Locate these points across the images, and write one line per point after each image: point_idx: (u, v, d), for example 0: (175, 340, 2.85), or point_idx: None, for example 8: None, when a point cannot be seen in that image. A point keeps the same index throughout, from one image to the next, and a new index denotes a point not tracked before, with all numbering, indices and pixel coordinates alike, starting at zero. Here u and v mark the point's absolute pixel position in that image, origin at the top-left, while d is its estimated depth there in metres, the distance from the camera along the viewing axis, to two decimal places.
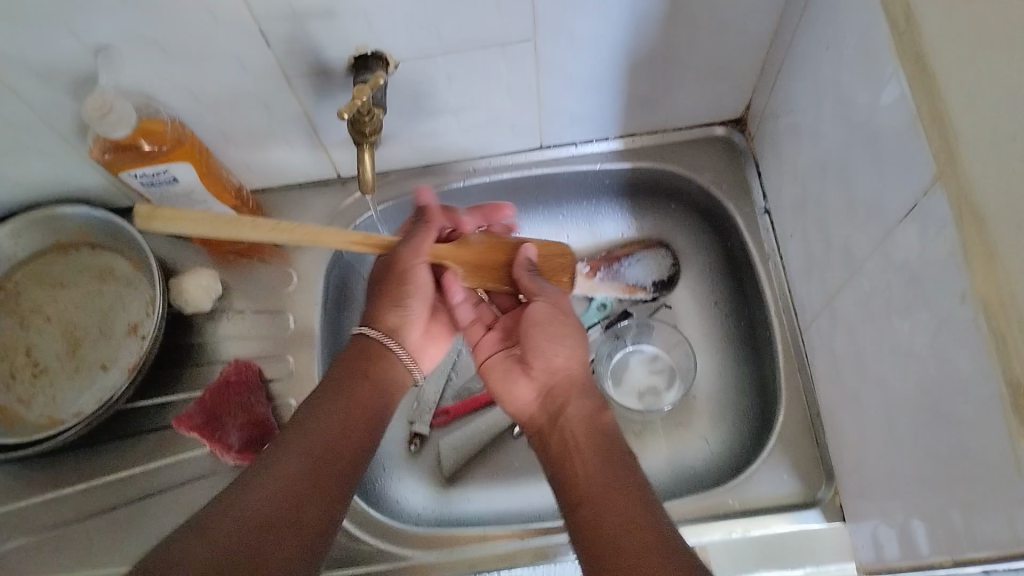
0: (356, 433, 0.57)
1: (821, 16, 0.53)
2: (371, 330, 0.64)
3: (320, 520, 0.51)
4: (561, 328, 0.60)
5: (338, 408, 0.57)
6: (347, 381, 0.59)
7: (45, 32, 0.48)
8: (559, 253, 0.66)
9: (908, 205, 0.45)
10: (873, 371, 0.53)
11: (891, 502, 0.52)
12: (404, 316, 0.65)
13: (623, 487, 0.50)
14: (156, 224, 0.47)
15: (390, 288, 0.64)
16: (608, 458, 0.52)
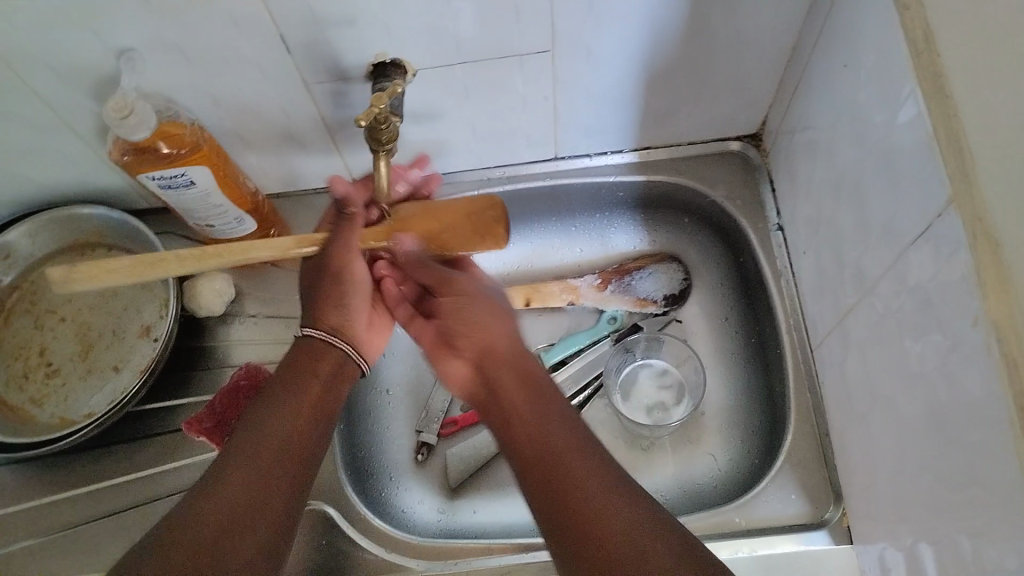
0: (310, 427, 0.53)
1: (840, 35, 0.53)
2: (316, 330, 0.58)
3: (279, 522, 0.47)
4: (477, 299, 0.60)
5: (289, 405, 0.53)
6: (295, 377, 0.55)
7: (68, 34, 0.49)
8: (487, 204, 0.63)
9: (923, 227, 0.45)
10: (883, 392, 0.52)
11: (899, 525, 0.52)
12: (348, 315, 0.59)
13: (575, 462, 0.48)
14: (79, 284, 0.44)
15: (325, 286, 0.58)
16: (553, 429, 0.50)
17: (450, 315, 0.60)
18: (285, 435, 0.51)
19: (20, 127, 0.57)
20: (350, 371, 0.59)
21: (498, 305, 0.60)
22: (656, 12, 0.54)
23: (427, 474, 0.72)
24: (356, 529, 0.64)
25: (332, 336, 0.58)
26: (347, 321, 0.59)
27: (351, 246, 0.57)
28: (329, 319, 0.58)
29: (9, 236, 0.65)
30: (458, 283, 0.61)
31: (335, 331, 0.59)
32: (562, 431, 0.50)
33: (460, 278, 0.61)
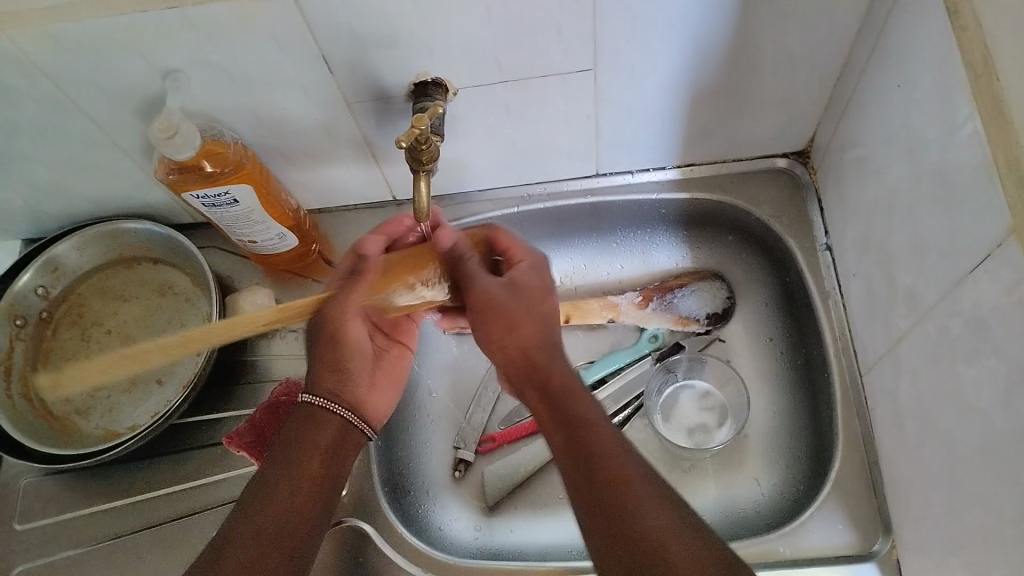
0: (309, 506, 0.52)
1: (893, 53, 0.51)
2: (313, 398, 0.57)
3: None
4: (505, 308, 0.54)
5: (284, 484, 0.51)
6: (291, 453, 0.53)
7: (117, 57, 0.50)
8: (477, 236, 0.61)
9: (981, 255, 0.43)
10: (937, 423, 0.51)
11: (952, 562, 0.50)
12: (344, 381, 0.59)
13: (603, 453, 0.47)
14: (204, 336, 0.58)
15: (327, 351, 0.58)
16: (581, 431, 0.49)
17: (480, 324, 0.57)
18: (281, 517, 0.50)
19: (70, 143, 0.59)
20: (353, 438, 0.58)
21: (533, 302, 0.55)
22: (700, 30, 0.53)
23: (464, 492, 0.72)
24: (392, 547, 0.64)
25: (330, 402, 0.57)
26: (343, 384, 0.59)
27: (347, 310, 0.57)
28: (327, 386, 0.58)
29: (57, 250, 0.67)
30: (482, 287, 0.56)
31: (333, 397, 0.58)
32: (588, 428, 0.49)
33: (479, 282, 0.56)
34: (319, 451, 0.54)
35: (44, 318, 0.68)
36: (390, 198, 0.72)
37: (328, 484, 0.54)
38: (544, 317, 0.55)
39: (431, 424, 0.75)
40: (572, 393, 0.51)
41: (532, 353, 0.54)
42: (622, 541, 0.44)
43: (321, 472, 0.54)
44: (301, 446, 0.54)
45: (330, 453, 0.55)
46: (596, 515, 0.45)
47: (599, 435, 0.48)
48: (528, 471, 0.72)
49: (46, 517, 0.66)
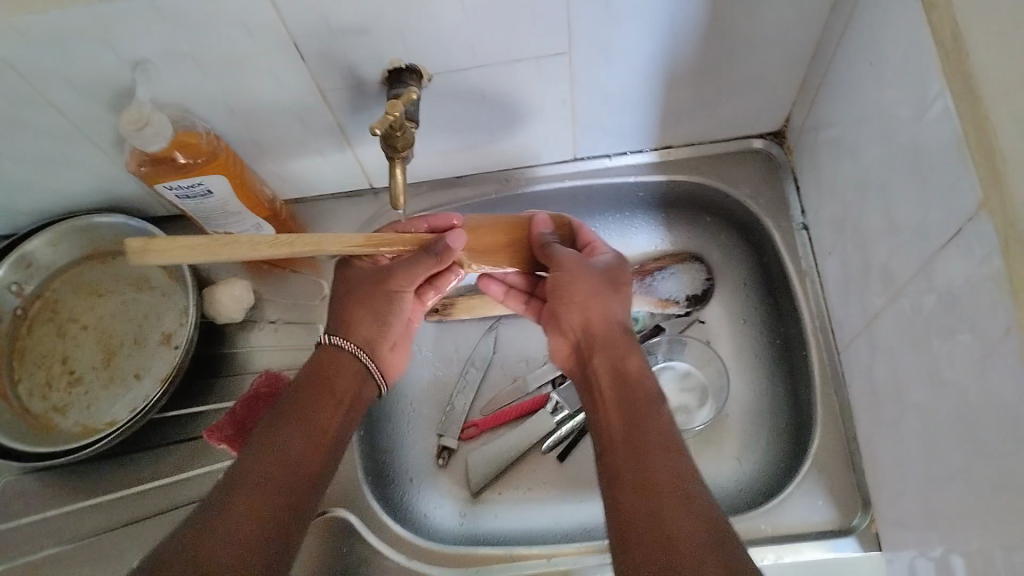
0: (323, 451, 0.54)
1: (864, 33, 0.52)
2: (345, 341, 0.60)
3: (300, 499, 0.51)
4: (588, 282, 0.58)
5: (302, 429, 0.54)
6: (310, 398, 0.56)
7: (84, 48, 0.49)
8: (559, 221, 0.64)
9: (952, 233, 0.44)
10: (912, 399, 0.51)
11: (929, 534, 0.51)
12: (377, 332, 0.62)
13: (654, 441, 0.49)
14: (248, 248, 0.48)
15: (373, 298, 0.61)
16: (640, 411, 0.51)
17: (557, 293, 0.59)
18: (296, 456, 0.52)
19: (39, 137, 0.58)
20: (367, 392, 0.61)
21: (607, 282, 0.58)
22: (674, 12, 0.53)
23: (448, 478, 0.72)
24: (376, 535, 0.64)
25: (359, 349, 0.61)
26: (376, 335, 0.62)
27: (412, 279, 0.59)
28: (361, 334, 0.61)
29: (29, 247, 0.66)
30: (566, 259, 0.59)
31: (364, 345, 0.61)
32: (648, 413, 0.51)
33: (569, 254, 0.60)
34: (337, 398, 0.57)
35: (19, 315, 0.67)
36: (368, 186, 0.72)
37: (344, 432, 0.57)
38: (624, 304, 0.58)
39: (416, 411, 0.75)
40: (637, 375, 0.54)
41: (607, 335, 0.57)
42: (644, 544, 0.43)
43: (338, 424, 0.56)
44: (320, 393, 0.57)
45: (348, 406, 0.58)
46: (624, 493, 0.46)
47: (656, 419, 0.50)
48: (511, 457, 0.71)
49: (24, 517, 0.65)
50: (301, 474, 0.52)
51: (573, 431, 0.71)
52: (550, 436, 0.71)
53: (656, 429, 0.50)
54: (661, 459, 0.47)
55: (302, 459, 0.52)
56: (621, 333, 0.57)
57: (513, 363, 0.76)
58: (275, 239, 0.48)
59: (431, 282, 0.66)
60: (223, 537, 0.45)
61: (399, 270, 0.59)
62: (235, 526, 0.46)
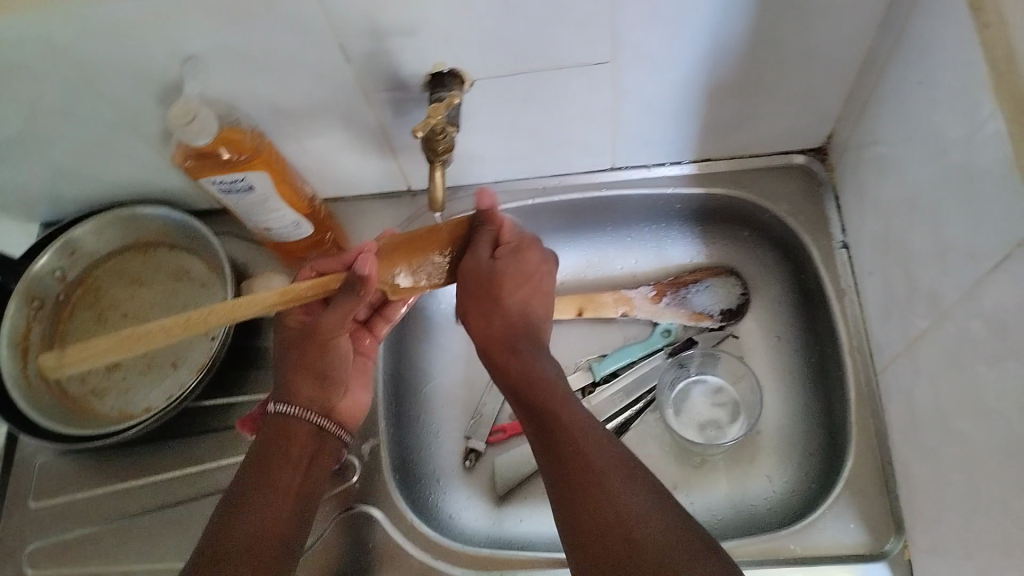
0: (288, 518, 0.54)
1: (915, 50, 0.51)
2: (287, 407, 0.58)
3: (284, 541, 0.52)
4: (489, 291, 0.58)
5: (263, 495, 0.53)
6: (274, 457, 0.56)
7: (138, 42, 0.50)
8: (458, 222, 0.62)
9: (1002, 256, 0.43)
10: (953, 425, 0.50)
11: (965, 564, 0.50)
12: (319, 391, 0.60)
13: (582, 446, 0.47)
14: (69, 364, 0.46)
15: (309, 358, 0.59)
16: (553, 414, 0.50)
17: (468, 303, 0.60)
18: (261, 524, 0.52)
19: (89, 126, 0.59)
20: (329, 446, 0.60)
21: (506, 279, 0.58)
22: (720, 22, 0.52)
23: (476, 481, 0.72)
24: (403, 532, 0.65)
25: (305, 411, 0.59)
26: (318, 392, 0.60)
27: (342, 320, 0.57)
28: (302, 396, 0.59)
29: (75, 234, 0.67)
30: (467, 268, 0.60)
31: (310, 406, 0.59)
32: (559, 419, 0.49)
33: (472, 258, 0.59)
34: (293, 461, 0.57)
35: (61, 301, 0.68)
36: (405, 187, 0.73)
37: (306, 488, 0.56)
38: (523, 300, 0.58)
39: (444, 413, 0.76)
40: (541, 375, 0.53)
41: (512, 336, 0.57)
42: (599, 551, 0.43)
43: (297, 486, 0.56)
44: (278, 455, 0.56)
45: (307, 463, 0.58)
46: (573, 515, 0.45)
47: (572, 423, 0.49)
48: (537, 463, 0.72)
49: (63, 497, 0.67)
50: (276, 532, 0.52)
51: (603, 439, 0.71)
52: None
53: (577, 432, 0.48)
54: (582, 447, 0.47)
55: (270, 530, 0.52)
56: (523, 326, 0.57)
57: None
58: (180, 320, 0.48)
59: (380, 313, 0.69)
60: None
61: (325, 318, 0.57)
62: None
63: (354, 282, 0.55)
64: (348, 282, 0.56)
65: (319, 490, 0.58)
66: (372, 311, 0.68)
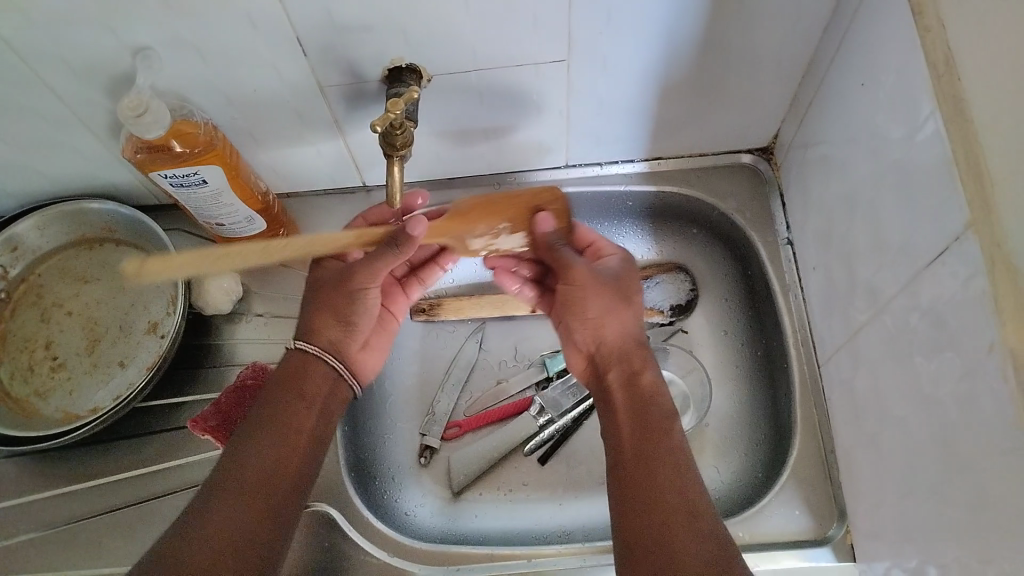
0: (296, 458, 0.53)
1: (857, 54, 0.53)
2: (308, 346, 0.58)
3: (292, 476, 0.53)
4: (602, 295, 0.58)
5: (272, 436, 0.53)
6: (283, 400, 0.55)
7: (87, 32, 0.49)
8: (548, 194, 0.63)
9: (939, 251, 0.45)
10: (892, 413, 0.52)
11: (905, 546, 0.52)
12: (345, 334, 0.60)
13: (670, 464, 0.50)
14: (150, 273, 0.44)
15: (337, 301, 0.59)
16: (653, 424, 0.53)
17: (573, 306, 0.60)
18: (269, 461, 0.52)
19: (34, 118, 0.57)
20: (341, 392, 0.60)
21: (617, 292, 0.59)
22: (675, 24, 0.54)
23: (430, 477, 0.72)
24: (357, 530, 0.65)
25: (325, 353, 0.59)
26: (342, 337, 0.60)
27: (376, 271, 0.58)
28: (325, 336, 0.59)
29: (18, 229, 0.66)
30: (578, 274, 0.59)
31: (331, 347, 0.60)
32: (660, 432, 0.52)
33: (579, 265, 0.59)
34: (306, 403, 0.56)
35: (2, 299, 0.67)
36: (360, 183, 0.72)
37: (309, 463, 0.54)
38: (635, 313, 0.59)
39: (400, 409, 0.75)
40: (650, 387, 0.55)
41: (624, 352, 0.58)
42: (647, 546, 0.46)
43: (310, 426, 0.55)
44: (292, 398, 0.56)
45: (319, 409, 0.57)
46: (636, 520, 0.48)
47: (668, 436, 0.52)
48: (489, 459, 0.71)
49: (4, 501, 0.65)
50: (285, 472, 0.52)
51: (555, 435, 0.71)
52: (531, 440, 0.71)
53: (668, 447, 0.51)
54: (669, 469, 0.50)
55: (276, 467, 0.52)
56: (635, 343, 0.58)
57: (498, 365, 0.76)
58: (273, 245, 0.48)
59: (416, 274, 0.70)
60: (220, 524, 0.48)
61: (359, 266, 0.58)
62: (227, 519, 0.48)
63: (399, 238, 0.55)
64: (392, 237, 0.55)
65: (331, 435, 0.58)
66: (410, 270, 0.70)
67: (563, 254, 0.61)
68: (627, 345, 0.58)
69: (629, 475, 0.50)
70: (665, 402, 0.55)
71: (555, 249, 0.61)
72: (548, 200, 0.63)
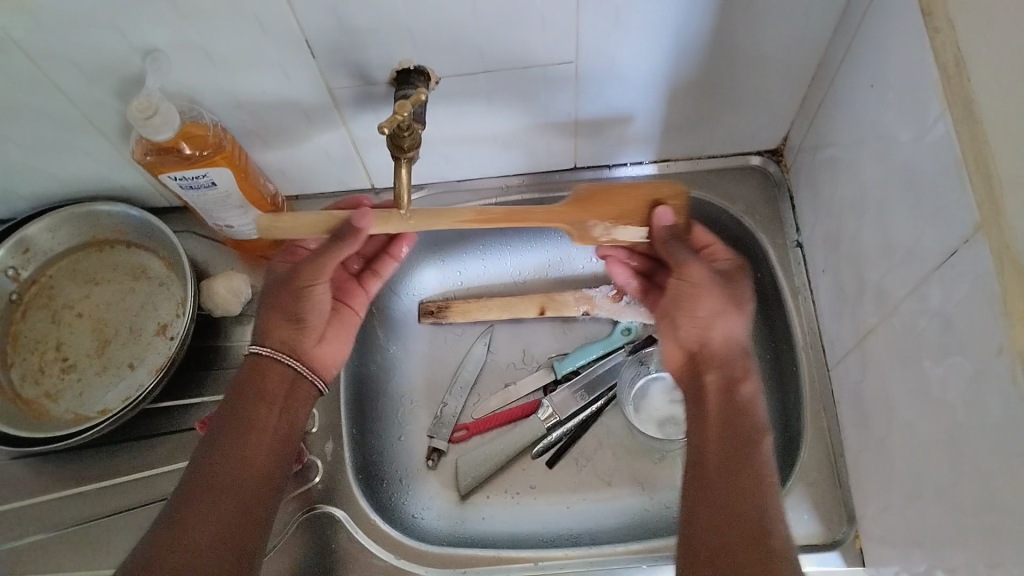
0: (269, 453, 0.56)
1: (866, 55, 0.53)
2: (262, 348, 0.58)
3: (267, 470, 0.55)
4: (712, 296, 0.57)
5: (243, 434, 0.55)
6: (246, 402, 0.57)
7: (97, 35, 0.49)
8: (672, 193, 0.57)
9: (948, 252, 0.45)
10: (902, 416, 0.52)
11: (915, 550, 0.51)
12: (299, 331, 0.59)
13: (754, 473, 0.50)
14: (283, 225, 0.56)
15: (285, 301, 0.58)
16: (739, 430, 0.53)
17: (682, 301, 0.58)
18: (243, 457, 0.54)
19: (47, 121, 0.58)
20: (302, 389, 0.60)
21: (730, 295, 0.57)
22: (683, 26, 0.54)
23: (437, 479, 0.72)
24: (364, 531, 0.65)
25: (280, 354, 0.59)
26: (296, 336, 0.60)
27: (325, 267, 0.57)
28: (277, 336, 0.59)
29: (29, 231, 0.66)
30: (692, 271, 0.57)
31: (284, 348, 0.59)
32: (747, 443, 0.52)
33: (694, 262, 0.56)
34: (268, 401, 0.57)
35: (14, 300, 0.68)
36: (369, 185, 0.73)
37: (280, 458, 0.57)
38: (744, 319, 0.57)
39: (408, 412, 0.75)
40: (747, 396, 0.55)
41: (722, 355, 0.57)
42: (711, 516, 0.49)
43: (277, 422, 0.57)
44: (257, 396, 0.57)
45: (282, 406, 0.58)
46: (708, 503, 0.49)
47: (755, 449, 0.52)
48: (496, 462, 0.71)
49: (14, 502, 0.65)
50: (258, 465, 0.55)
51: (563, 436, 0.71)
52: (540, 442, 0.71)
53: (754, 458, 0.51)
54: (751, 474, 0.50)
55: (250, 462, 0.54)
56: (740, 349, 0.57)
57: (507, 366, 0.76)
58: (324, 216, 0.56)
59: (370, 266, 0.67)
60: (200, 525, 0.50)
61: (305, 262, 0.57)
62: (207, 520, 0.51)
63: (343, 233, 0.56)
64: (337, 233, 0.56)
65: (298, 430, 0.59)
66: (365, 262, 0.67)
67: (676, 250, 0.57)
68: (728, 350, 0.57)
69: (715, 469, 0.51)
70: (759, 413, 0.54)
71: (666, 246, 0.57)
72: (670, 194, 0.57)
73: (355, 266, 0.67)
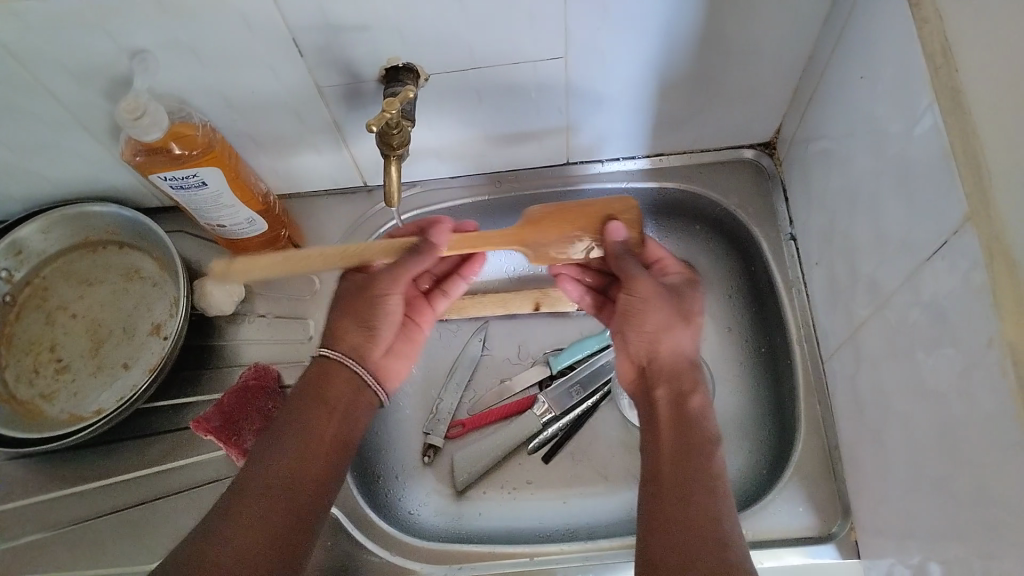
0: (320, 462, 0.54)
1: (855, 47, 0.53)
2: (331, 351, 0.58)
3: (316, 480, 0.53)
4: (661, 308, 0.56)
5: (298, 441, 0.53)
6: (306, 407, 0.55)
7: (85, 36, 0.49)
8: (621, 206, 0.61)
9: (938, 244, 0.45)
10: (895, 409, 0.52)
11: (908, 542, 0.51)
12: (367, 339, 0.59)
13: (706, 484, 0.49)
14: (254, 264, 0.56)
15: (357, 309, 0.59)
16: (692, 441, 0.52)
17: (631, 314, 0.57)
18: (292, 465, 0.52)
19: (37, 123, 0.58)
20: (364, 400, 0.59)
21: (676, 306, 0.56)
22: (672, 20, 0.54)
23: (433, 475, 0.72)
24: (360, 529, 0.65)
25: (347, 357, 0.58)
26: (364, 343, 0.59)
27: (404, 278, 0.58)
28: (346, 344, 0.59)
29: (22, 233, 0.66)
30: (639, 284, 0.57)
31: (352, 353, 0.59)
32: (701, 451, 0.51)
33: (643, 275, 0.57)
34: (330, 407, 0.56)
35: (7, 302, 0.67)
36: (361, 183, 0.72)
37: (331, 472, 0.54)
38: (694, 332, 0.57)
39: (403, 409, 0.75)
40: (699, 409, 0.54)
41: (675, 368, 0.56)
42: (670, 528, 0.48)
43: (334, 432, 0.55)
44: (319, 402, 0.56)
45: (342, 415, 0.57)
46: (666, 514, 0.48)
47: (707, 457, 0.51)
48: (492, 458, 0.71)
49: (11, 502, 0.65)
50: (308, 472, 0.53)
51: (559, 432, 0.71)
52: (535, 438, 0.71)
53: (705, 466, 0.50)
54: (701, 483, 0.49)
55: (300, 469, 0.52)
56: (688, 363, 0.56)
57: (502, 363, 0.76)
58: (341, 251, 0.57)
59: (440, 287, 0.67)
60: (244, 530, 0.48)
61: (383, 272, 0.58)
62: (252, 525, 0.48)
63: (421, 247, 0.58)
64: (415, 246, 0.58)
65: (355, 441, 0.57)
66: (434, 283, 0.68)
67: (629, 264, 0.58)
68: (679, 364, 0.56)
69: (667, 482, 0.50)
70: (709, 425, 0.53)
71: (614, 260, 0.58)
72: (619, 211, 0.61)
73: (426, 285, 0.67)
